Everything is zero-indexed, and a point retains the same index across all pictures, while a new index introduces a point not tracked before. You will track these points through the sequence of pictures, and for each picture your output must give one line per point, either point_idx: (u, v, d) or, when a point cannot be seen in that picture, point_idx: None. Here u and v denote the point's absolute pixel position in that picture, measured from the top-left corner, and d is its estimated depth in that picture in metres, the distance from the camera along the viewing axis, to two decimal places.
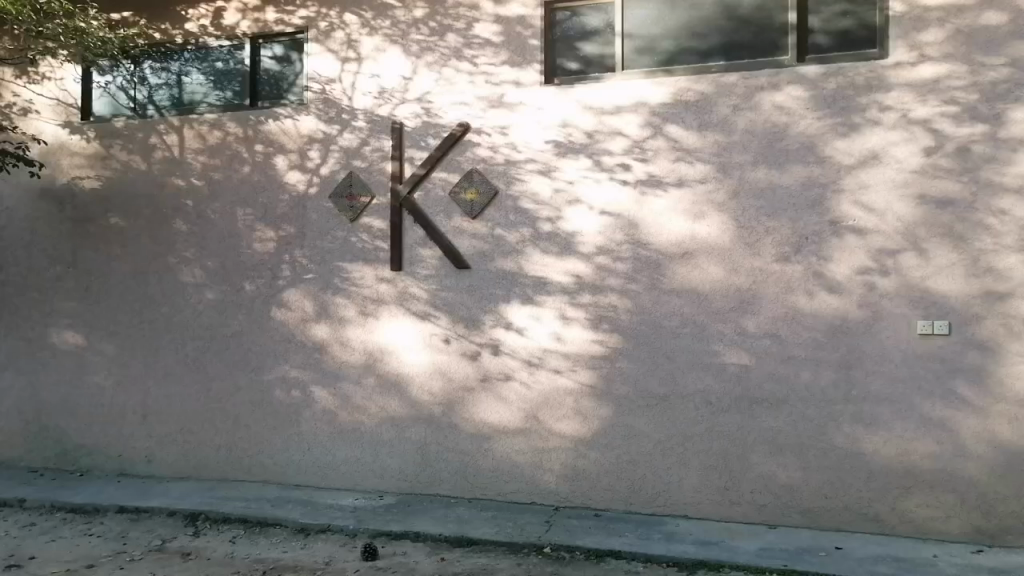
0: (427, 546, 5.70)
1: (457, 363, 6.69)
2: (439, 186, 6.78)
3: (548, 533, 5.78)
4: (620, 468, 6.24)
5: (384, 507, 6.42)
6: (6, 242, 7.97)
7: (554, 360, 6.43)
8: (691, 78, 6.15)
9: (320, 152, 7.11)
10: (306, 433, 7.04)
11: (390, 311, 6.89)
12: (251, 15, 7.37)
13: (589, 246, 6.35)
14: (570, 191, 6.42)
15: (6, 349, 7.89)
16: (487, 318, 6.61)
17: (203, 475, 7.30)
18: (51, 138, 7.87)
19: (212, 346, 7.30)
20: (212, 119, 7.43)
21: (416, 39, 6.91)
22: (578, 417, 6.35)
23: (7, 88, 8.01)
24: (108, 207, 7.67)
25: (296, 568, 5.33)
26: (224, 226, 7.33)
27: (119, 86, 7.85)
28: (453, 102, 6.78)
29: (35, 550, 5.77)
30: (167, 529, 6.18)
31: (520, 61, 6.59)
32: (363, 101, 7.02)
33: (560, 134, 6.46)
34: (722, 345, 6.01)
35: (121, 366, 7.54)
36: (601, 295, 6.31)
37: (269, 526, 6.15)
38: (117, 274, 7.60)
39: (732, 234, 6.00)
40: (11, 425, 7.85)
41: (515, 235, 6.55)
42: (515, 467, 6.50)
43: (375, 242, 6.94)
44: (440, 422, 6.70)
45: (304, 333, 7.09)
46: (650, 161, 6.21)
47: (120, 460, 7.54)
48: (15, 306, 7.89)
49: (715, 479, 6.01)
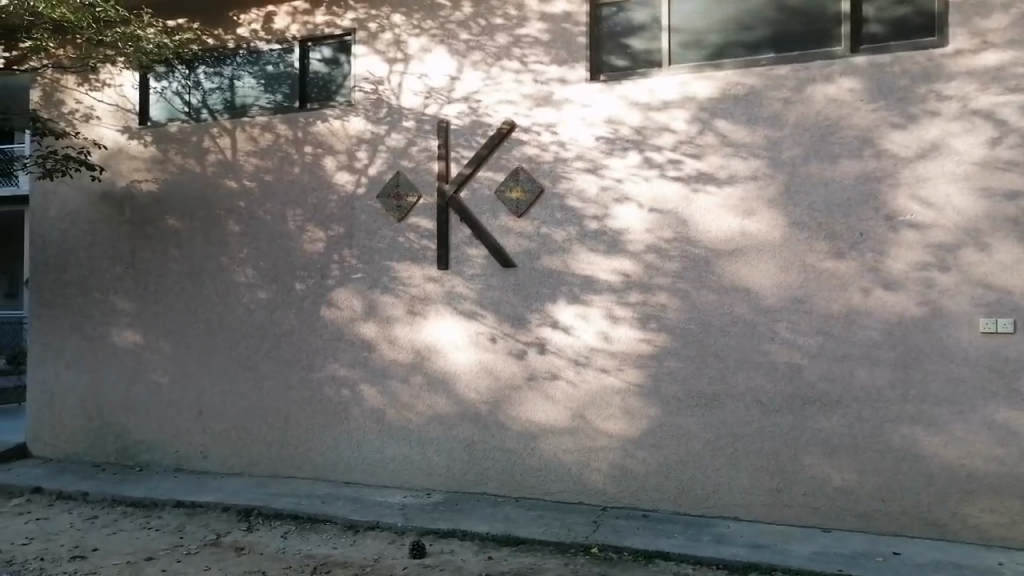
0: (474, 544, 5.71)
1: (503, 362, 6.69)
2: (485, 185, 6.79)
3: (596, 533, 5.73)
4: (669, 468, 6.16)
5: (432, 505, 6.46)
6: (69, 244, 8.26)
7: (601, 359, 6.38)
8: (740, 72, 6.03)
9: (368, 152, 7.19)
10: (355, 430, 7.12)
11: (437, 309, 6.92)
12: (300, 19, 7.51)
13: (637, 243, 6.29)
14: (617, 189, 6.36)
15: (70, 347, 8.18)
16: (534, 316, 6.59)
17: (256, 470, 7.45)
18: (111, 142, 8.14)
19: (264, 345, 7.45)
20: (263, 121, 7.58)
21: (462, 39, 6.93)
22: (626, 417, 6.29)
23: (70, 96, 8.27)
24: (165, 209, 7.89)
25: (345, 565, 5.40)
26: (275, 227, 7.47)
27: (174, 91, 8.06)
28: (499, 101, 6.79)
29: (97, 542, 5.97)
30: (221, 523, 6.32)
31: (566, 58, 6.56)
32: (410, 101, 7.07)
33: (607, 131, 6.41)
34: (773, 344, 5.88)
35: (178, 364, 7.74)
36: (649, 293, 6.24)
37: (319, 522, 6.24)
38: (173, 275, 7.81)
39: (784, 231, 5.87)
40: (75, 420, 8.13)
41: (561, 233, 6.52)
42: (562, 467, 6.48)
43: (422, 241, 6.99)
44: (487, 421, 6.71)
45: (353, 331, 7.18)
46: (698, 157, 6.12)
47: (177, 455, 7.74)
48: (78, 305, 8.16)
49: (767, 481, 5.89)
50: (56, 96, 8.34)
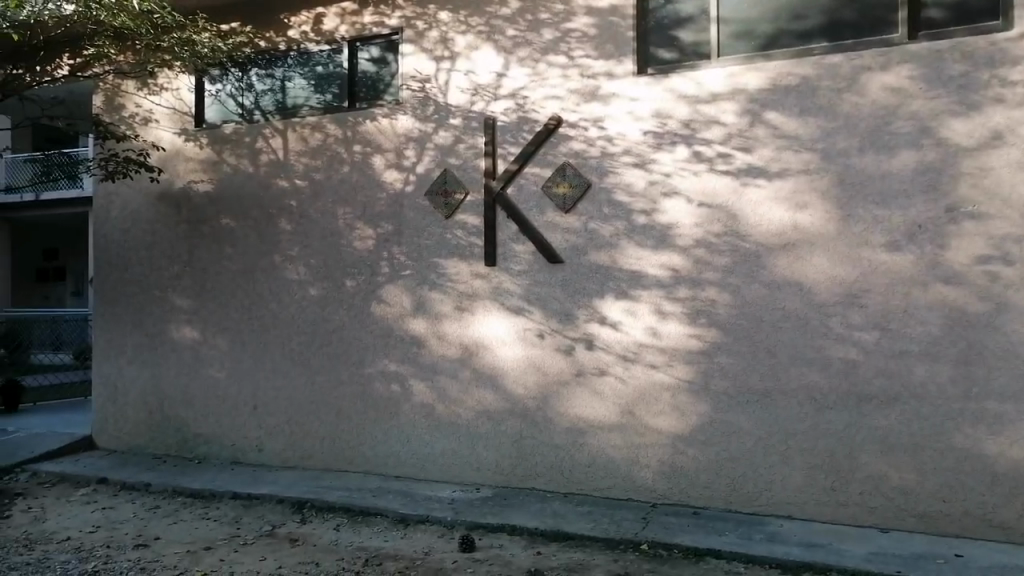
0: (523, 540, 5.73)
1: (551, 358, 6.68)
2: (532, 181, 6.79)
3: (645, 530, 5.69)
4: (719, 465, 6.08)
5: (481, 500, 6.51)
6: (130, 243, 8.54)
7: (650, 355, 6.32)
8: (791, 62, 5.90)
9: (416, 150, 7.26)
10: (405, 425, 7.21)
11: (485, 305, 6.96)
12: (349, 19, 7.61)
13: (686, 238, 6.21)
14: (665, 183, 6.29)
15: (132, 343, 8.46)
16: (582, 312, 6.57)
17: (309, 464, 7.61)
18: (169, 144, 8.38)
19: (316, 341, 7.59)
20: (313, 121, 7.71)
21: (508, 35, 6.93)
22: (675, 413, 6.22)
23: (130, 100, 8.54)
24: (220, 209, 8.10)
25: (396, 557, 5.47)
26: (326, 225, 7.60)
27: (228, 93, 8.25)
28: (546, 96, 6.77)
29: (159, 531, 6.17)
30: (276, 515, 6.47)
31: (613, 52, 6.51)
32: (456, 97, 7.11)
33: (655, 125, 6.34)
34: (827, 340, 5.75)
35: (234, 360, 7.95)
36: (699, 288, 6.16)
37: (371, 515, 6.34)
38: (229, 273, 8.01)
39: (838, 224, 5.72)
40: (137, 414, 8.42)
41: (609, 228, 6.48)
42: (611, 463, 6.45)
43: (470, 237, 7.02)
44: (535, 416, 6.72)
45: (403, 327, 7.26)
46: (748, 150, 6.01)
47: (233, 449, 7.95)
48: (139, 303, 8.44)
49: (821, 479, 5.76)
50: (117, 100, 8.62)
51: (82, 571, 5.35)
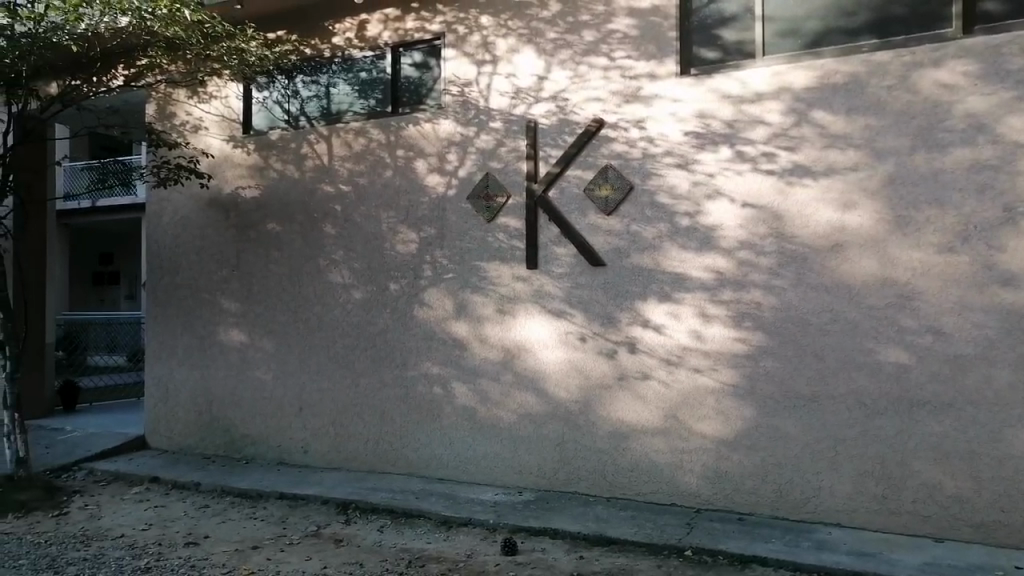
0: (566, 544, 5.70)
1: (593, 361, 6.65)
2: (574, 184, 6.76)
3: (689, 535, 5.62)
4: (765, 471, 5.97)
5: (523, 503, 6.50)
6: (181, 248, 8.75)
7: (694, 358, 6.24)
8: (839, 60, 5.77)
9: (458, 154, 7.29)
10: (448, 428, 7.25)
11: (527, 309, 6.95)
12: (392, 25, 7.70)
13: (730, 240, 6.12)
14: (709, 184, 6.21)
15: (183, 345, 8.67)
16: (625, 315, 6.51)
17: (353, 465, 7.69)
18: (218, 151, 8.57)
19: (360, 344, 7.68)
20: (357, 127, 7.81)
21: (549, 37, 6.93)
22: (719, 418, 6.14)
23: (181, 108, 8.77)
24: (266, 214, 8.25)
25: (439, 559, 5.50)
26: (369, 229, 7.68)
27: (275, 100, 8.40)
28: (587, 98, 6.75)
29: (208, 530, 6.31)
30: (321, 516, 6.56)
31: (655, 52, 6.46)
32: (498, 101, 7.13)
33: (698, 126, 6.26)
34: (878, 344, 5.60)
35: (280, 362, 8.08)
36: (744, 291, 6.06)
37: (414, 516, 6.39)
38: (275, 276, 8.16)
39: (888, 224, 5.57)
40: (187, 415, 8.62)
41: (652, 231, 6.42)
42: (654, 467, 6.38)
43: (511, 240, 7.03)
44: (577, 420, 6.69)
45: (445, 330, 7.30)
46: (794, 150, 5.89)
47: (279, 450, 8.08)
48: (189, 306, 8.64)
49: (871, 486, 5.62)
50: (169, 109, 8.85)
51: (135, 567, 5.50)
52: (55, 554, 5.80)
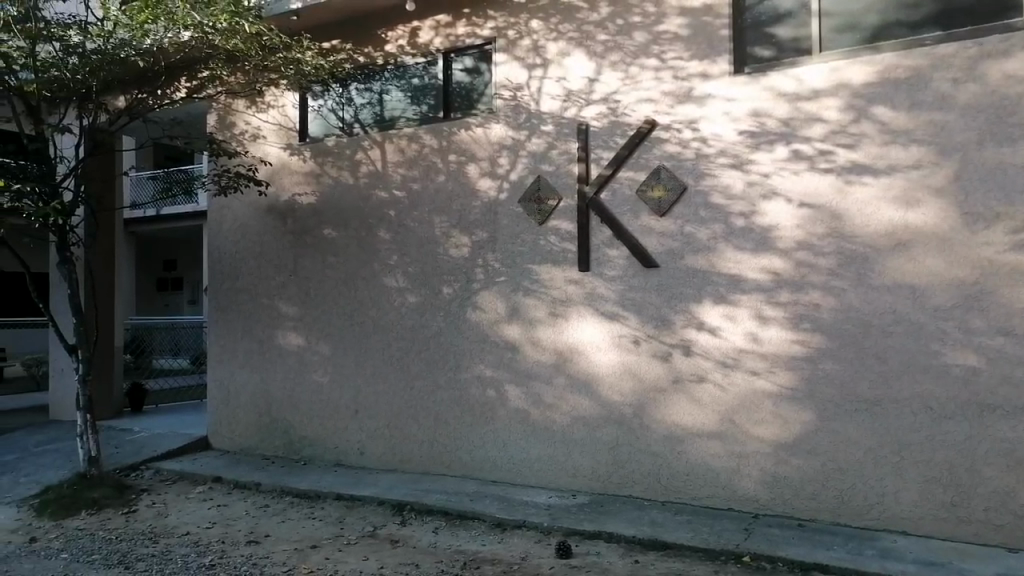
0: (621, 547, 5.67)
1: (648, 364, 6.59)
2: (626, 186, 6.72)
3: (747, 541, 5.52)
4: (826, 476, 5.83)
5: (578, 506, 6.48)
6: (241, 254, 8.98)
7: (750, 361, 6.14)
8: (900, 54, 5.61)
9: (509, 158, 7.32)
10: (501, 430, 7.28)
11: (579, 311, 6.93)
12: (443, 31, 7.77)
13: (787, 240, 6.00)
14: (765, 184, 6.10)
15: (243, 348, 8.90)
16: (679, 318, 6.44)
17: (409, 467, 7.79)
18: (276, 159, 8.78)
19: (415, 347, 7.77)
20: (410, 133, 7.92)
21: (600, 40, 6.91)
22: (777, 422, 6.02)
23: (240, 118, 9.02)
24: (322, 219, 8.42)
25: (494, 561, 5.53)
26: (423, 233, 7.77)
27: (330, 108, 8.57)
28: (639, 99, 6.71)
29: (269, 529, 6.46)
30: (377, 516, 6.65)
31: (707, 52, 6.38)
32: (549, 104, 7.13)
33: (752, 125, 6.17)
34: (943, 346, 5.43)
35: (337, 365, 8.23)
36: (802, 292, 5.94)
37: (469, 518, 6.43)
38: (332, 280, 8.31)
39: (954, 222, 5.40)
40: (248, 416, 8.84)
41: (706, 232, 6.34)
42: (710, 471, 6.30)
43: (563, 243, 7.02)
44: (631, 423, 6.65)
45: (498, 333, 7.34)
46: (853, 147, 5.75)
47: (337, 451, 8.23)
48: (249, 310, 8.86)
49: (939, 493, 5.43)
50: (229, 119, 9.10)
51: (200, 564, 5.67)
52: (126, 550, 6.02)
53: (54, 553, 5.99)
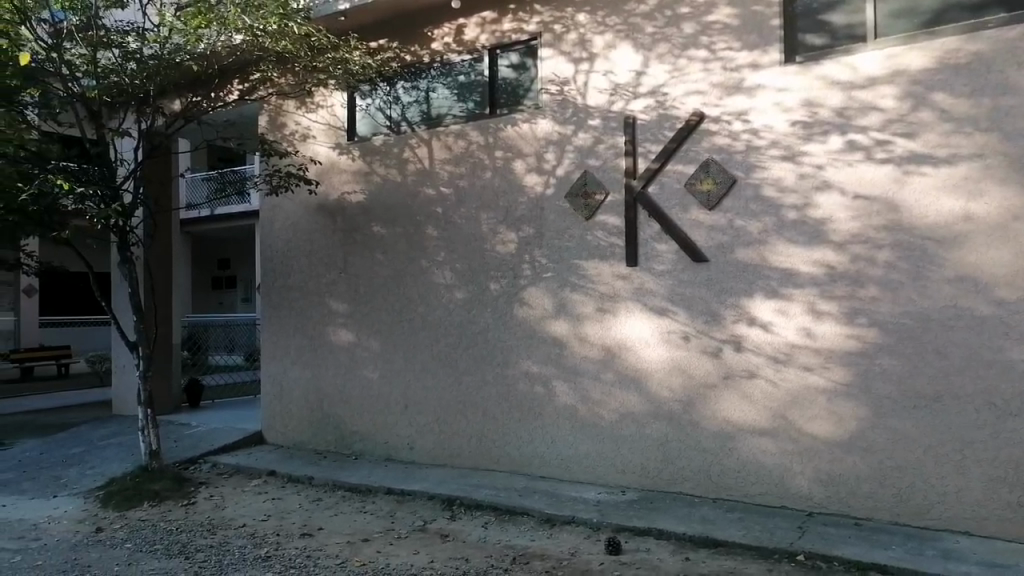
0: (671, 544, 5.62)
1: (697, 360, 6.51)
2: (674, 179, 6.64)
3: (801, 540, 5.42)
4: (884, 474, 5.68)
5: (627, 503, 6.45)
6: (292, 252, 9.15)
7: (804, 356, 6.02)
8: (961, 37, 5.43)
9: (556, 153, 7.31)
10: (549, 426, 7.28)
11: (627, 307, 6.88)
12: (489, 28, 7.79)
13: (841, 233, 5.86)
14: (818, 176, 5.96)
15: (295, 345, 9.06)
16: (729, 313, 6.35)
17: (458, 462, 7.85)
18: (325, 158, 8.92)
19: (463, 343, 7.82)
20: (457, 130, 7.95)
21: (647, 32, 6.84)
22: (831, 419, 5.90)
23: (290, 118, 9.17)
24: (371, 218, 8.52)
25: (543, 557, 5.53)
26: (470, 230, 7.81)
27: (377, 106, 8.66)
28: (687, 92, 6.63)
29: (322, 522, 6.58)
30: (427, 511, 6.72)
31: (758, 41, 6.26)
32: (595, 99, 7.09)
33: (805, 115, 6.03)
34: (1008, 340, 5.25)
35: (386, 361, 8.33)
36: (858, 286, 5.79)
37: (517, 514, 6.45)
38: (380, 277, 8.42)
39: (1019, 212, 5.21)
40: (300, 412, 9.00)
41: (757, 225, 6.23)
42: (762, 468, 6.20)
43: (611, 238, 6.97)
44: (680, 420, 6.58)
45: (545, 329, 7.33)
46: (911, 136, 5.58)
47: (387, 447, 8.33)
48: (300, 307, 9.02)
49: (1005, 493, 5.25)
50: (279, 119, 9.26)
51: (256, 556, 5.80)
52: (185, 541, 6.20)
53: (118, 543, 6.19)
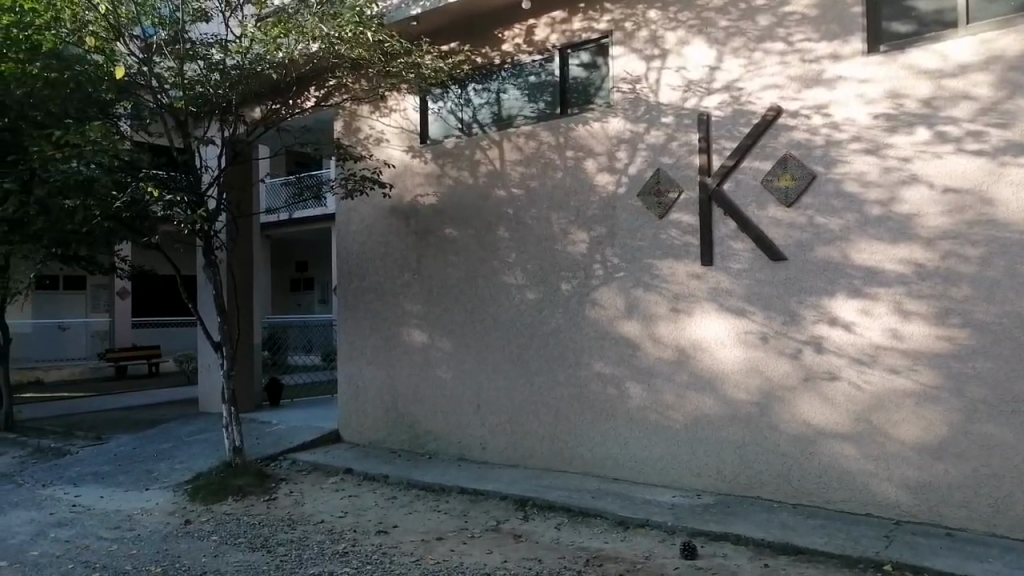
0: (749, 551, 5.47)
1: (775, 361, 6.33)
2: (751, 175, 6.47)
3: (888, 549, 5.19)
4: (979, 483, 5.39)
5: (702, 507, 6.32)
6: (367, 254, 9.33)
7: (890, 358, 5.77)
8: None
9: (628, 151, 7.22)
10: (622, 428, 7.20)
11: (703, 308, 6.74)
12: (559, 28, 7.76)
13: (930, 229, 5.60)
14: (905, 169, 5.71)
15: (370, 345, 9.23)
16: (809, 313, 6.14)
17: (530, 463, 7.85)
18: (398, 161, 9.06)
19: (534, 343, 7.82)
20: (528, 130, 7.96)
21: (721, 26, 6.70)
22: (920, 423, 5.64)
23: (364, 123, 9.37)
24: (444, 220, 8.61)
25: (617, 560, 5.47)
26: (541, 230, 7.80)
27: (449, 109, 8.74)
28: (763, 86, 6.45)
29: (397, 520, 6.68)
30: (500, 511, 6.74)
31: (838, 31, 6.04)
32: (668, 95, 6.98)
33: (889, 107, 5.79)
34: None
35: (459, 361, 8.40)
36: (949, 285, 5.52)
37: (590, 516, 6.40)
38: (453, 278, 8.50)
39: None
40: (375, 411, 9.16)
41: (838, 221, 6.00)
42: (846, 474, 5.97)
43: (685, 237, 6.84)
44: (758, 423, 6.41)
45: (618, 330, 7.25)
46: (1007, 126, 5.30)
47: (460, 446, 8.40)
48: (375, 308, 9.19)
49: None
50: (354, 124, 9.46)
51: (334, 551, 5.93)
52: (267, 534, 6.40)
53: (205, 535, 6.44)
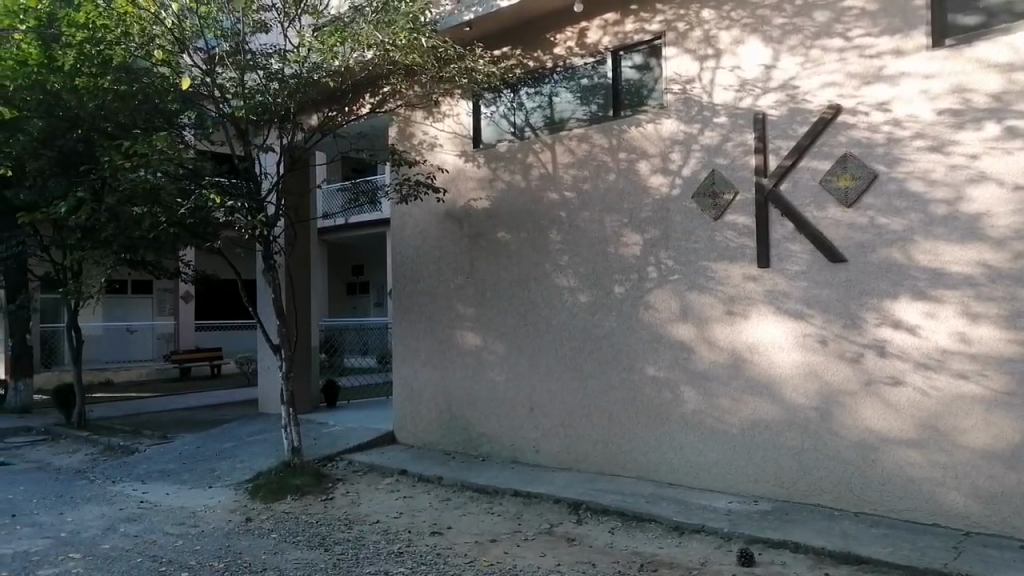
0: (809, 559, 5.35)
1: (835, 365, 6.17)
2: (809, 175, 6.33)
3: (957, 561, 5.01)
4: None
5: (759, 513, 6.20)
6: (421, 258, 9.43)
7: (957, 362, 5.58)
8: None
9: (682, 152, 7.15)
10: (677, 432, 7.11)
11: (759, 310, 6.63)
12: (612, 30, 7.72)
13: (1000, 228, 5.40)
14: (972, 167, 5.53)
15: (424, 347, 9.33)
16: (871, 316, 5.98)
17: (584, 466, 7.81)
18: (452, 166, 9.14)
19: (587, 346, 7.80)
20: (580, 133, 7.95)
21: (777, 24, 6.58)
22: (990, 430, 5.44)
23: (418, 128, 9.50)
24: (497, 223, 8.65)
25: (672, 565, 5.42)
26: (594, 232, 7.77)
27: (502, 113, 8.79)
28: (822, 83, 6.30)
29: (451, 521, 6.73)
30: (554, 514, 6.74)
31: (900, 26, 5.88)
32: (722, 96, 6.88)
33: (955, 103, 5.61)
34: None
35: (512, 364, 8.43)
36: (1020, 286, 5.31)
37: (645, 520, 6.34)
38: (506, 281, 8.53)
39: None
40: (429, 413, 9.25)
41: (901, 221, 5.83)
42: (911, 482, 5.78)
43: (741, 239, 6.73)
44: (818, 429, 6.25)
45: (672, 333, 7.17)
46: None
47: (513, 449, 8.42)
48: (429, 312, 9.28)
49: None
50: (408, 130, 9.59)
51: (390, 551, 6.01)
52: (325, 534, 6.52)
53: (265, 533, 6.60)
